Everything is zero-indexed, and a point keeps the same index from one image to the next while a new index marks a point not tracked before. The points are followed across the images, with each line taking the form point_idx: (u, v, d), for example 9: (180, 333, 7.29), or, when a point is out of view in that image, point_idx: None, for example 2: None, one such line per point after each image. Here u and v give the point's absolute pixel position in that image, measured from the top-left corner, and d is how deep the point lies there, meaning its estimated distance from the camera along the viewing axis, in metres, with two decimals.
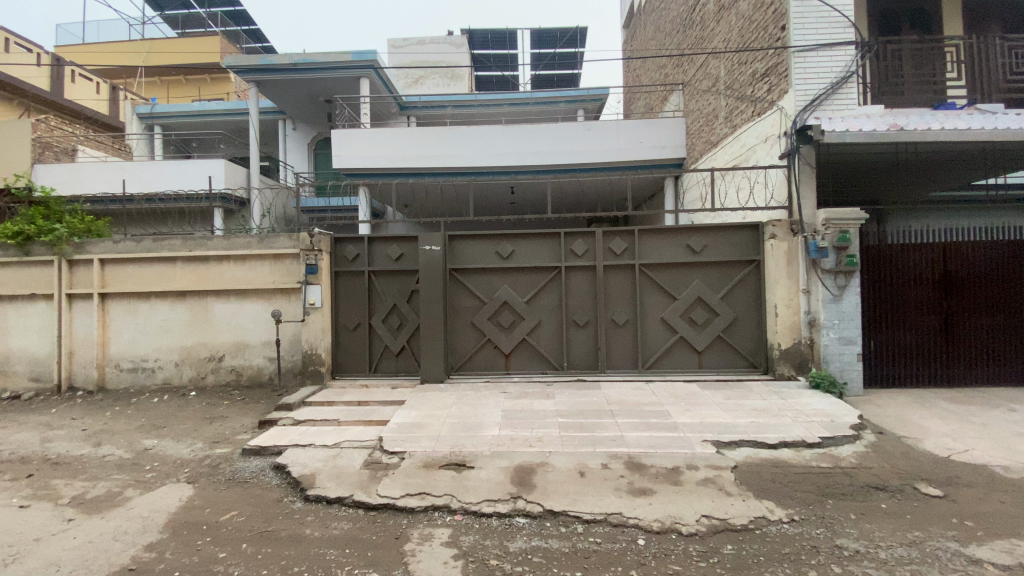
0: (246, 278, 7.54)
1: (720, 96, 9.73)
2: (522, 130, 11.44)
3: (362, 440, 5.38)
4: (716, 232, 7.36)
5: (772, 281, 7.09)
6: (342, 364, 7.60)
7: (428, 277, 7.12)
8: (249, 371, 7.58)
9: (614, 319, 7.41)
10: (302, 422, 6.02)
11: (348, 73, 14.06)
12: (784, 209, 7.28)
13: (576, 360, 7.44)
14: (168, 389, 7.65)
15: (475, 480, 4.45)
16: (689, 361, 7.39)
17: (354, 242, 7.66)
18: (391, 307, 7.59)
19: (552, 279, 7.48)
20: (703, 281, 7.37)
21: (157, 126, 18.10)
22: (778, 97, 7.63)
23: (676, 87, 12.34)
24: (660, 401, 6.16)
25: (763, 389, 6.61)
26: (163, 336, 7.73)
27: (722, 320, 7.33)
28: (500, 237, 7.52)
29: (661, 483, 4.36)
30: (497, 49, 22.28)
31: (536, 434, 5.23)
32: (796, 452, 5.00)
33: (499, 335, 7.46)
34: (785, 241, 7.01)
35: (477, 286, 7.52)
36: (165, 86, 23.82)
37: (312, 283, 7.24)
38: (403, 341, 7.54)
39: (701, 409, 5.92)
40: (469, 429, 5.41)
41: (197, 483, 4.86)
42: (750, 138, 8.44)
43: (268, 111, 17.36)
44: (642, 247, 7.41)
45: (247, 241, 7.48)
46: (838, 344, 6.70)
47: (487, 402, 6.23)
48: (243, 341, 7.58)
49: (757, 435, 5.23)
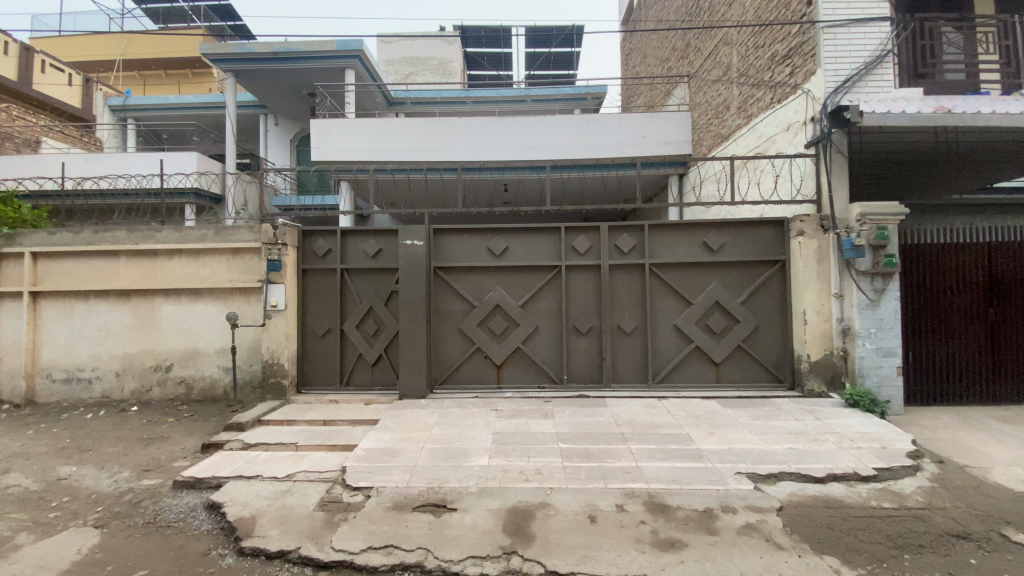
0: (200, 275, 6.56)
1: (732, 84, 8.96)
2: (516, 123, 10.53)
3: (321, 472, 4.42)
4: (736, 228, 6.53)
5: (801, 286, 6.24)
6: (310, 376, 6.63)
7: (409, 276, 6.21)
8: (201, 383, 6.56)
9: (621, 326, 6.51)
10: (253, 446, 5.04)
11: (331, 63, 13.15)
12: (812, 204, 6.46)
13: (577, 373, 6.52)
14: (107, 404, 6.62)
15: (457, 528, 3.50)
16: (705, 375, 6.51)
17: (325, 235, 6.70)
18: (367, 310, 6.63)
19: (552, 280, 6.57)
20: (721, 283, 6.51)
21: (130, 119, 17.10)
22: (802, 79, 6.82)
23: (681, 80, 11.53)
24: (678, 421, 5.25)
25: (794, 408, 5.73)
26: (103, 341, 6.71)
27: (743, 327, 6.46)
28: (492, 231, 6.62)
29: (693, 532, 3.45)
30: (491, 47, 21.39)
31: (533, 464, 4.29)
32: (849, 490, 4.12)
33: (490, 344, 6.52)
34: (815, 239, 6.19)
35: (466, 287, 6.59)
36: (144, 81, 22.81)
37: (275, 282, 6.30)
38: (379, 350, 6.57)
39: (728, 431, 5.02)
40: (452, 457, 4.45)
41: (108, 527, 3.87)
42: (768, 129, 7.65)
43: (246, 105, 16.40)
44: (652, 245, 6.54)
45: (202, 233, 6.52)
46: (876, 356, 5.87)
47: (476, 423, 5.28)
48: (195, 348, 6.58)
49: (800, 466, 4.34)
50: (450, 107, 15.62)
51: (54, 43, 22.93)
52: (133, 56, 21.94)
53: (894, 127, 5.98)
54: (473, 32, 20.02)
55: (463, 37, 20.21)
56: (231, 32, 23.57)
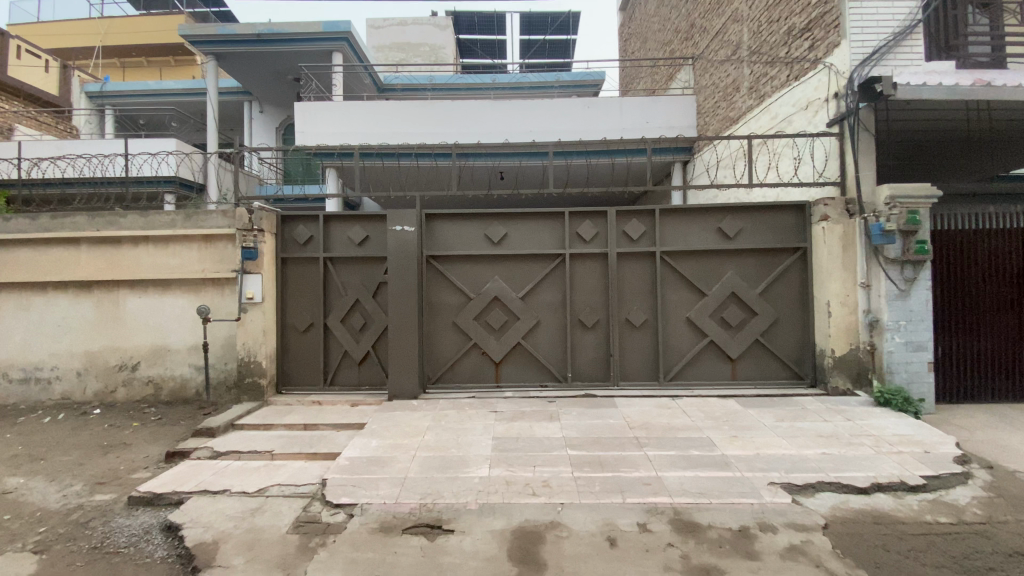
0: (168, 264, 5.95)
1: (742, 63, 8.44)
2: (513, 106, 9.96)
3: (299, 485, 3.89)
4: (754, 213, 6.04)
5: (824, 275, 5.75)
6: (291, 375, 6.07)
7: (399, 265, 5.65)
8: (171, 384, 5.97)
9: (630, 319, 5.99)
10: (223, 455, 4.49)
11: (316, 45, 12.46)
12: (836, 187, 5.98)
13: (582, 370, 6.02)
14: (67, 406, 6.02)
15: (455, 554, 2.98)
16: (720, 372, 6.02)
17: (307, 221, 6.12)
18: (353, 303, 6.06)
19: (555, 269, 6.05)
20: (737, 273, 6.02)
21: (107, 105, 16.28)
22: (824, 53, 6.30)
23: (685, 63, 11.00)
24: (696, 423, 4.76)
25: (821, 407, 5.25)
26: (63, 337, 6.11)
27: (762, 320, 5.97)
28: (490, 217, 6.07)
29: (731, 557, 2.96)
30: (485, 34, 20.72)
31: (540, 475, 3.78)
32: (897, 503, 3.65)
33: (488, 339, 5.99)
34: (840, 224, 5.70)
35: (461, 278, 6.05)
36: (124, 70, 21.94)
37: (251, 273, 5.73)
38: (366, 346, 6.01)
39: (753, 435, 4.53)
40: (447, 468, 3.92)
41: (47, 553, 3.31)
42: (784, 108, 7.15)
43: (229, 91, 15.69)
44: (663, 231, 6.03)
45: (171, 219, 5.91)
46: (906, 351, 5.41)
47: (474, 426, 4.75)
48: (164, 345, 5.98)
49: (839, 476, 3.88)
50: (443, 93, 14.99)
51: (32, 31, 22.13)
52: (113, 42, 21.07)
53: (924, 101, 5.55)
54: (467, 18, 19.33)
55: (457, 23, 19.54)
56: (215, 17, 22.59)
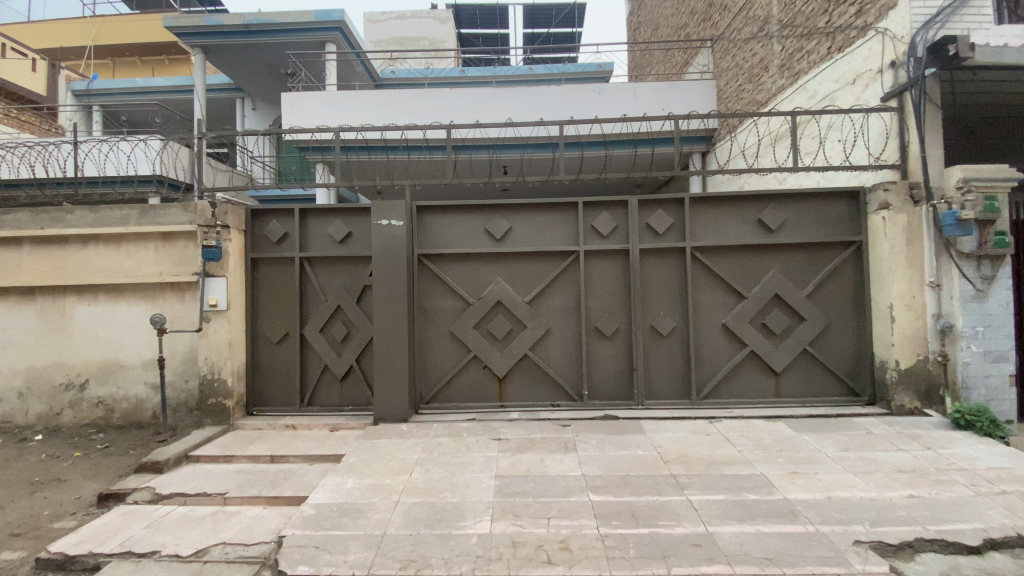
0: (122, 267, 5.14)
1: (771, 40, 7.59)
2: (516, 94, 9.13)
3: (249, 545, 3.06)
4: (799, 202, 5.19)
5: (884, 273, 4.88)
6: (263, 394, 5.25)
7: (385, 264, 4.83)
8: (123, 406, 5.16)
9: (656, 326, 5.14)
10: (166, 497, 3.68)
11: (309, 36, 11.65)
12: (895, 170, 5.12)
13: (600, 387, 5.17)
14: (6, 432, 5.22)
15: None
16: (761, 388, 5.16)
17: (281, 216, 5.31)
18: (334, 311, 5.24)
19: (567, 269, 5.21)
20: (781, 272, 5.16)
21: (94, 103, 15.57)
22: (875, 17, 5.44)
23: (703, 46, 10.14)
24: (744, 455, 3.90)
25: (889, 431, 4.38)
26: (3, 351, 5.32)
27: (810, 326, 5.11)
28: (491, 208, 5.24)
29: None
30: (487, 27, 19.96)
31: (557, 532, 2.93)
32: (1021, 568, 2.80)
33: (489, 351, 5.15)
34: (903, 214, 4.82)
35: (459, 280, 5.22)
36: (115, 69, 21.34)
37: (215, 276, 4.93)
38: (350, 360, 5.18)
39: (817, 471, 3.66)
40: (438, 521, 3.08)
41: None
42: (826, 85, 6.27)
43: (219, 88, 14.90)
44: (694, 224, 5.18)
45: (123, 214, 5.10)
46: (984, 363, 4.57)
47: (473, 460, 3.91)
48: (116, 360, 5.18)
49: (940, 530, 3.01)
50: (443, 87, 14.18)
51: (23, 31, 21.56)
52: (105, 41, 20.35)
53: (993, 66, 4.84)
54: (468, 11, 18.55)
55: (458, 16, 18.69)
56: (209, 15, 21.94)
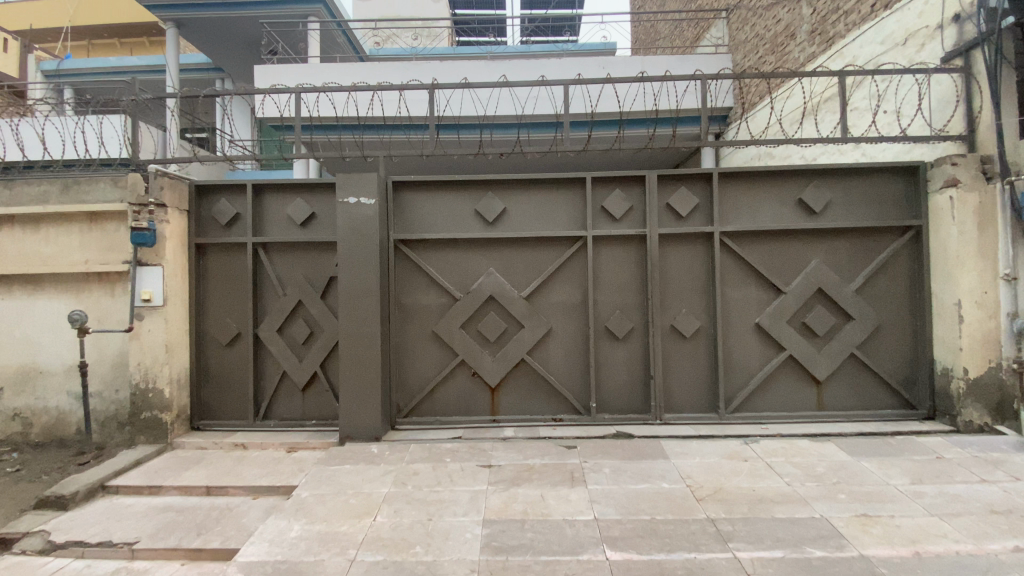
0: (39, 254, 4.29)
1: (799, 2, 6.73)
2: (511, 67, 8.25)
3: None
4: (845, 180, 4.39)
5: (950, 264, 4.06)
6: (213, 405, 4.45)
7: (353, 251, 4.01)
8: (44, 420, 4.35)
9: (677, 326, 4.34)
10: (61, 547, 2.87)
11: (288, 9, 10.73)
12: (960, 143, 4.29)
13: (610, 398, 4.38)
14: None
15: None
16: (800, 399, 4.38)
17: (231, 195, 4.48)
18: (295, 307, 4.42)
19: (572, 258, 4.41)
20: (824, 262, 4.36)
21: (66, 84, 14.59)
22: None
23: (718, 17, 9.26)
24: (795, 491, 3.12)
25: (963, 457, 3.60)
26: None
27: (859, 327, 4.33)
28: (482, 186, 4.42)
29: None
30: (484, 8, 18.99)
31: None
32: None
33: (480, 356, 4.35)
34: (974, 193, 4.00)
35: (444, 271, 4.41)
36: (92, 50, 20.22)
37: (148, 265, 4.08)
38: (313, 366, 4.37)
39: (892, 514, 2.88)
40: None
41: None
42: (867, 49, 5.42)
43: (194, 67, 13.96)
44: (721, 205, 4.37)
45: (41, 190, 4.23)
46: None
47: (456, 497, 3.10)
48: (34, 366, 4.35)
49: None
50: None
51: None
52: (81, 22, 19.28)
53: None
54: None
55: None
56: None
